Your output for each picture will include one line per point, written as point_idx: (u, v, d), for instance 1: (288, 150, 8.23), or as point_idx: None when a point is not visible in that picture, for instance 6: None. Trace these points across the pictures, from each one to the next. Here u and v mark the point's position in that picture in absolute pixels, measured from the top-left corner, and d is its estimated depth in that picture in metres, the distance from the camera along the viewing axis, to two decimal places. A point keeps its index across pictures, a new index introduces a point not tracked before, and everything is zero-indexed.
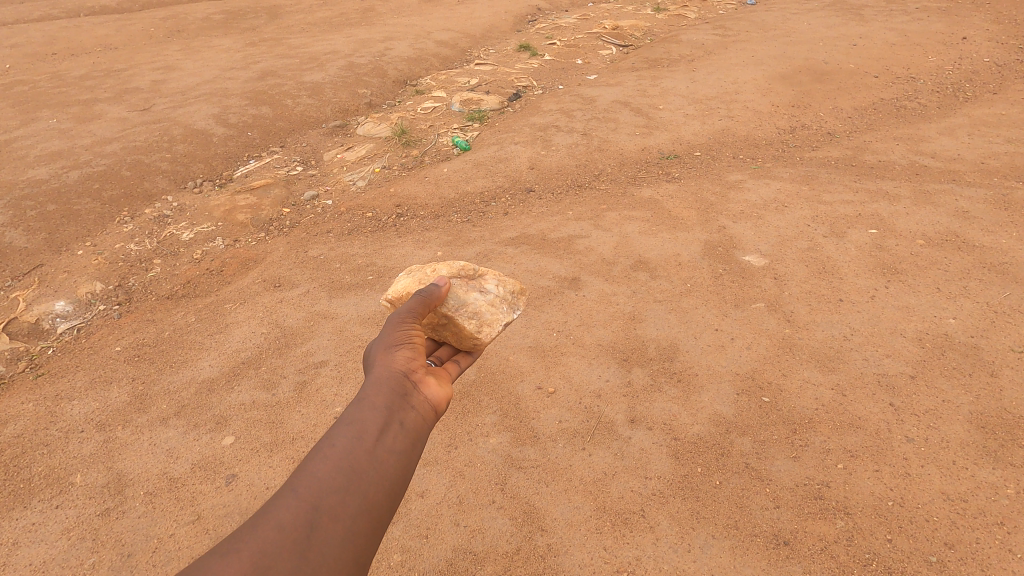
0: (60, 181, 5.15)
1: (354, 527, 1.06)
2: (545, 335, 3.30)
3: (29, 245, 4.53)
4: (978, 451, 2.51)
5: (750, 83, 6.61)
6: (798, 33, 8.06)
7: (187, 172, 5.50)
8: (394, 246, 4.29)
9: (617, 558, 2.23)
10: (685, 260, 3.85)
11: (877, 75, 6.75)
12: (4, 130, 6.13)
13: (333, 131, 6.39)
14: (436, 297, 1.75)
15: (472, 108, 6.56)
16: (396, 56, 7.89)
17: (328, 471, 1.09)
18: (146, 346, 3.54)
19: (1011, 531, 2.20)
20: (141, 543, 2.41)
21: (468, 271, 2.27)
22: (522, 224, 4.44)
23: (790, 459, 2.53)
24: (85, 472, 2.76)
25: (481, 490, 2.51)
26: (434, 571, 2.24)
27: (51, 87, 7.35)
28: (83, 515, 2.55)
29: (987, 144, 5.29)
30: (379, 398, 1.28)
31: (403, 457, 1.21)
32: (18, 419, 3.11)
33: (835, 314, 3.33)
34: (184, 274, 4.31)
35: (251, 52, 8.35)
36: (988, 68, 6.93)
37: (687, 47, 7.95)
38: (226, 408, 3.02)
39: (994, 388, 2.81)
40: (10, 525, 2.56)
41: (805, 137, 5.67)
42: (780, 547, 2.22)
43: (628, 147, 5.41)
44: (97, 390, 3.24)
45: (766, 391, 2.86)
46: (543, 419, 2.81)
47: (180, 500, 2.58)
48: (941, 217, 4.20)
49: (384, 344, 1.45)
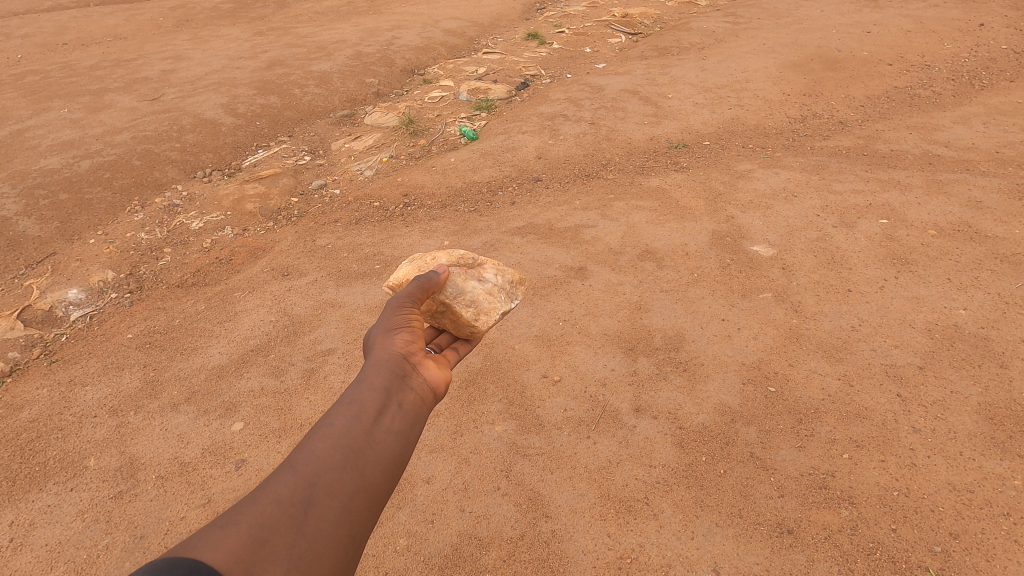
0: (72, 170, 5.20)
1: (351, 504, 1.08)
2: (551, 324, 3.30)
3: (42, 234, 4.58)
4: (985, 443, 2.49)
5: (761, 71, 6.54)
6: (812, 20, 7.97)
7: (197, 161, 5.52)
8: (401, 236, 4.30)
9: (621, 544, 2.25)
10: (693, 249, 3.84)
11: (891, 62, 6.65)
12: (18, 119, 6.20)
13: (341, 121, 6.40)
14: (434, 283, 1.77)
15: (481, 97, 6.55)
16: (404, 45, 7.88)
17: (326, 450, 1.10)
18: (157, 333, 3.59)
19: (1016, 522, 2.20)
20: (153, 525, 2.46)
21: (467, 260, 2.27)
22: (528, 214, 4.43)
23: (795, 449, 2.53)
24: (98, 456, 2.80)
25: (485, 476, 2.53)
26: (439, 555, 2.26)
27: (61, 77, 7.39)
28: (97, 497, 2.61)
29: (1002, 134, 5.20)
30: (378, 379, 1.30)
31: (400, 438, 1.22)
32: (34, 403, 3.17)
33: (844, 304, 3.31)
34: (195, 263, 4.34)
35: (259, 41, 8.36)
36: (1006, 55, 6.79)
37: (697, 35, 7.88)
38: (236, 395, 3.06)
39: (1004, 379, 2.78)
40: (24, 507, 2.61)
41: (816, 126, 5.61)
42: (783, 535, 2.23)
43: (636, 137, 5.38)
44: (110, 376, 3.28)
45: (771, 381, 2.85)
46: (548, 407, 2.82)
47: (191, 484, 2.62)
48: (954, 207, 4.14)
49: (384, 328, 1.46)
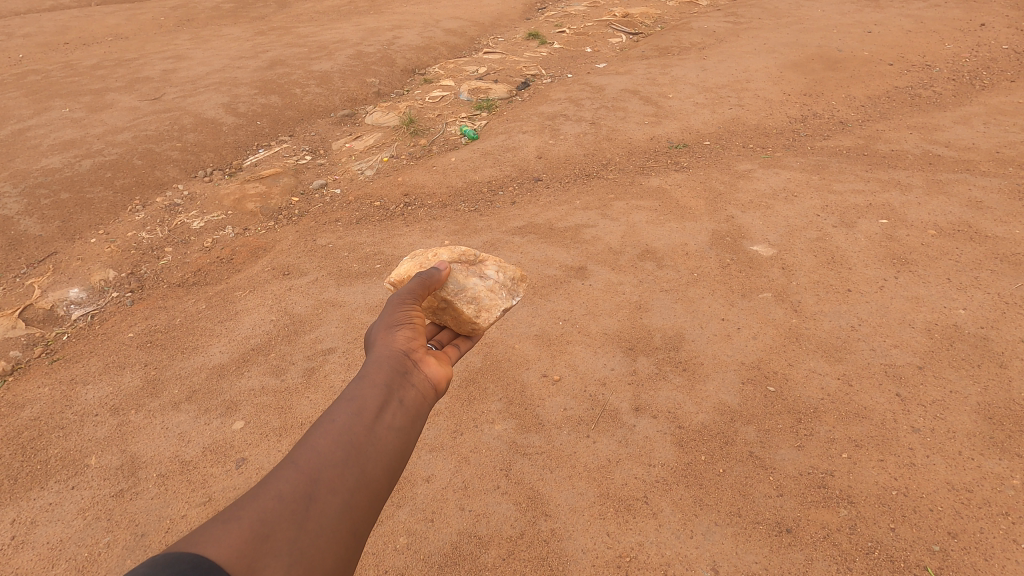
0: (74, 169, 5.21)
1: (352, 500, 1.08)
2: (551, 324, 3.31)
3: (44, 233, 4.59)
4: (984, 443, 2.50)
5: (762, 71, 6.54)
6: (813, 19, 7.96)
7: (198, 161, 5.53)
8: (401, 235, 4.31)
9: (620, 543, 2.25)
10: (693, 249, 3.84)
11: (892, 62, 6.65)
12: (20, 118, 6.21)
13: (342, 121, 6.41)
14: (435, 281, 1.77)
15: (482, 97, 6.56)
16: (405, 45, 7.89)
17: (328, 446, 1.11)
18: (159, 332, 3.60)
19: (1015, 522, 2.20)
20: (154, 523, 2.47)
21: (468, 257, 2.28)
22: (529, 214, 4.43)
23: (794, 449, 2.54)
24: (99, 454, 2.81)
25: (485, 475, 2.54)
26: (439, 553, 2.27)
27: (63, 76, 7.40)
28: (98, 495, 2.62)
29: (1003, 134, 5.20)
30: (379, 375, 1.30)
31: (401, 434, 1.23)
32: (35, 402, 3.18)
33: (844, 304, 3.31)
34: (196, 263, 4.35)
35: (260, 41, 8.38)
36: (1008, 55, 6.79)
37: (698, 34, 7.89)
38: (236, 393, 3.07)
39: (1004, 379, 2.79)
40: (27, 504, 2.63)
41: (817, 126, 5.61)
42: (782, 534, 2.23)
43: (637, 137, 5.38)
44: (112, 374, 3.30)
45: (770, 381, 2.86)
46: (548, 406, 2.83)
47: (191, 482, 2.63)
48: (954, 207, 4.14)
49: (385, 324, 1.47)
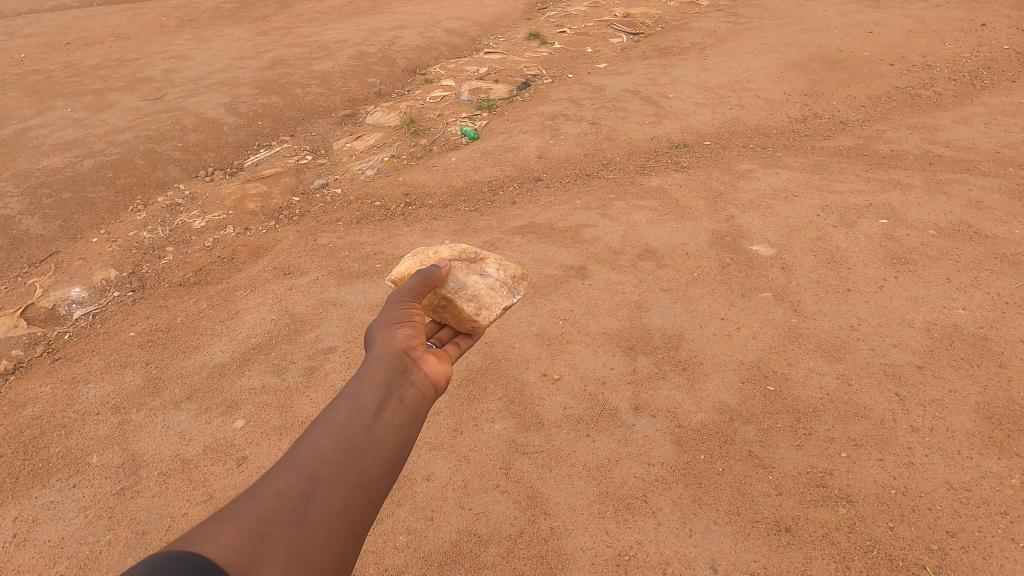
0: (75, 169, 5.22)
1: (351, 499, 1.09)
2: (551, 323, 3.31)
3: (45, 233, 4.60)
4: (983, 442, 2.50)
5: (762, 71, 6.55)
6: (814, 19, 7.97)
7: (199, 160, 5.54)
8: (402, 235, 4.32)
9: (619, 542, 2.26)
10: (692, 249, 3.85)
11: (892, 62, 6.65)
12: (21, 118, 6.22)
13: (343, 121, 6.42)
14: (436, 278, 1.77)
15: (482, 97, 6.56)
16: (406, 45, 7.90)
17: (326, 444, 1.12)
18: (160, 331, 3.61)
19: (1014, 521, 2.20)
20: (155, 521, 2.48)
21: (469, 255, 2.29)
22: (529, 214, 4.44)
23: (793, 448, 2.54)
24: (101, 453, 2.82)
25: (485, 474, 2.55)
26: (439, 552, 2.28)
27: (65, 76, 7.42)
28: (100, 493, 2.63)
29: (1003, 134, 5.19)
30: (378, 373, 1.31)
31: (400, 432, 1.23)
32: (37, 401, 3.19)
33: (844, 304, 3.31)
34: (197, 262, 4.36)
35: (261, 41, 8.39)
36: (1008, 55, 6.78)
37: (698, 34, 7.89)
38: (237, 392, 3.08)
39: (1003, 378, 2.79)
40: (28, 502, 2.64)
41: (817, 126, 5.62)
42: (781, 533, 2.24)
43: (637, 137, 5.38)
44: (113, 373, 3.31)
45: (770, 380, 2.87)
46: (548, 405, 2.83)
47: (192, 481, 2.64)
48: (953, 207, 4.14)
49: (385, 322, 1.48)
